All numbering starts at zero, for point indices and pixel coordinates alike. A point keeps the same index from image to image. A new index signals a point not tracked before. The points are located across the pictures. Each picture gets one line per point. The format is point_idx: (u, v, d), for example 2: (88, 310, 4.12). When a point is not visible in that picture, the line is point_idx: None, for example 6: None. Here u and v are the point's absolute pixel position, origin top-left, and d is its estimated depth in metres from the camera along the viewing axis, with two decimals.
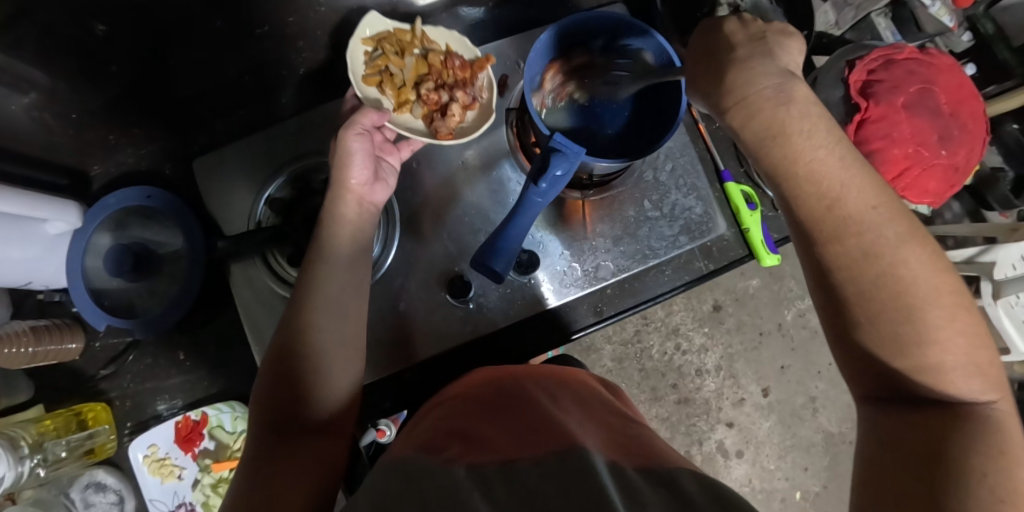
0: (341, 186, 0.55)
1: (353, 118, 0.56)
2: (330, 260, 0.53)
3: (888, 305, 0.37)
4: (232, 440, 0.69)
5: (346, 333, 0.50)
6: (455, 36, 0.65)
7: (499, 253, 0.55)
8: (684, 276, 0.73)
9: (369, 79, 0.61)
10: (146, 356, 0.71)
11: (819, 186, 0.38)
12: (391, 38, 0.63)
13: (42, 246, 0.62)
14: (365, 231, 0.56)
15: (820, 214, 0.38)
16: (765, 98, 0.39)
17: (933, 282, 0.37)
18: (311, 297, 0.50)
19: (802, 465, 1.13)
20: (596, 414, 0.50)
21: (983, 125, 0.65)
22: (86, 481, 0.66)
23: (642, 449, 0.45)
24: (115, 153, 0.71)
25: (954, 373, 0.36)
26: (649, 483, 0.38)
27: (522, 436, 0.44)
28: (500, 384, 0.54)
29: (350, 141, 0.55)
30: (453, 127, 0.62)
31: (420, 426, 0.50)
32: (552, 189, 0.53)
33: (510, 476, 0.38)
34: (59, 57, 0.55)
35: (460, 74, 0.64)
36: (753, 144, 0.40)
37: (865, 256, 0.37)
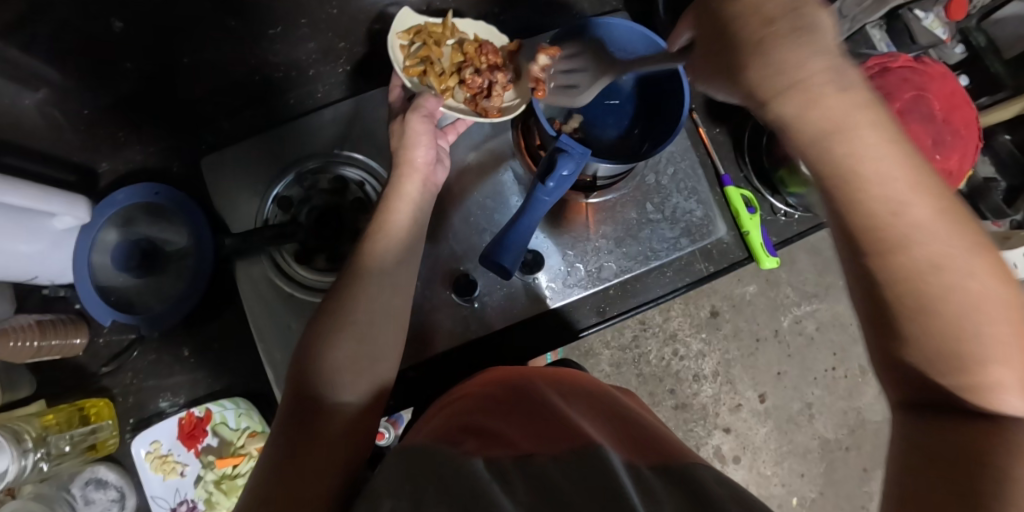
0: (407, 165, 0.56)
1: (416, 101, 0.57)
2: (387, 240, 0.52)
3: (949, 316, 0.35)
4: (234, 437, 0.69)
5: (393, 309, 0.50)
6: (482, 27, 0.67)
7: (506, 249, 0.56)
8: (685, 277, 0.75)
9: (410, 69, 0.62)
10: (150, 352, 0.70)
11: (881, 188, 0.36)
12: (426, 31, 0.63)
13: (49, 241, 0.63)
14: (421, 214, 0.56)
15: (885, 221, 0.36)
16: (816, 85, 0.36)
17: (999, 295, 0.35)
18: (367, 270, 0.50)
19: (798, 471, 1.13)
20: (615, 416, 0.51)
21: (976, 133, 0.66)
22: (87, 477, 0.66)
23: (656, 445, 0.46)
24: (124, 149, 0.72)
25: (1010, 391, 0.34)
26: (664, 479, 0.39)
27: (538, 432, 0.45)
28: (509, 381, 0.55)
29: (416, 123, 0.57)
30: (498, 106, 0.63)
31: (431, 421, 0.50)
32: (558, 189, 0.54)
33: (527, 470, 0.39)
34: (74, 51, 0.56)
35: (494, 57, 0.64)
36: (809, 137, 0.37)
37: (933, 268, 0.35)
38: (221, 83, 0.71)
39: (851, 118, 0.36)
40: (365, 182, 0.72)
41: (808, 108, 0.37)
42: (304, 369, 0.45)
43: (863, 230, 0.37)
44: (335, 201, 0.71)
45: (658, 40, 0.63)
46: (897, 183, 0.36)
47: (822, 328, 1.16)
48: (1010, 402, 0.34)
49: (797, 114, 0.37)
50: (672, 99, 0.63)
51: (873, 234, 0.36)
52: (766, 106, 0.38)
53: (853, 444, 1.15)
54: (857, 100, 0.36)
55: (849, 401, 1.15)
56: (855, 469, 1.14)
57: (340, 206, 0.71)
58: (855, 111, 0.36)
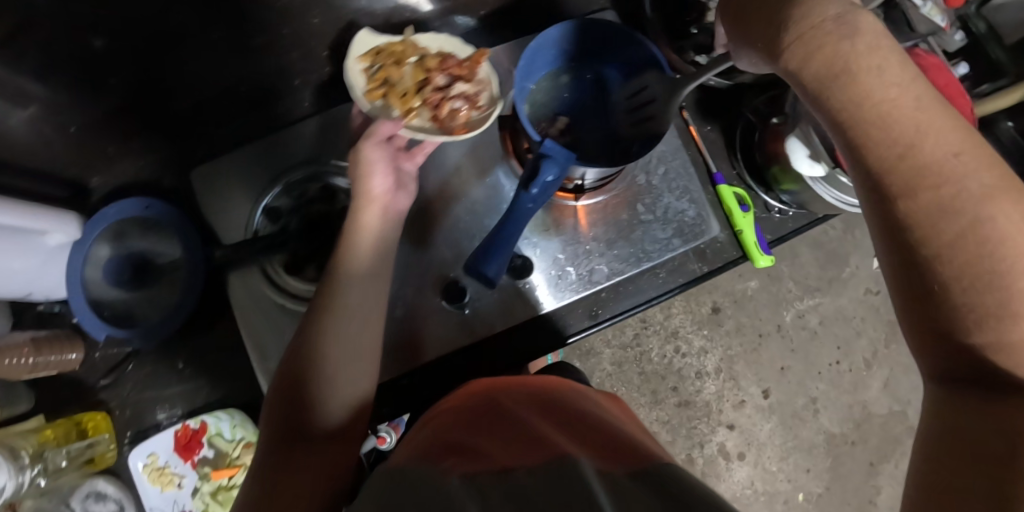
0: (364, 196, 0.55)
1: (371, 127, 0.55)
2: (353, 265, 0.52)
3: (966, 268, 0.32)
4: (230, 448, 0.69)
5: (362, 342, 0.49)
6: (443, 38, 0.65)
7: (493, 257, 0.56)
8: (679, 278, 0.74)
9: (372, 92, 0.60)
10: (145, 365, 0.70)
11: (891, 132, 0.35)
12: (386, 51, 0.62)
13: (42, 258, 0.63)
14: (387, 243, 0.56)
15: (893, 165, 0.34)
16: (828, 29, 0.37)
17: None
18: (331, 305, 0.50)
19: (804, 466, 1.12)
20: (597, 424, 0.51)
21: (971, 125, 0.65)
22: (86, 491, 0.67)
23: (630, 451, 0.46)
24: (115, 162, 0.72)
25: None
26: (640, 483, 0.39)
27: (516, 446, 0.45)
28: (489, 397, 0.55)
29: (369, 151, 0.55)
30: (463, 122, 0.61)
31: (415, 438, 0.50)
32: (544, 193, 0.54)
33: (505, 484, 0.39)
34: (60, 68, 0.56)
35: (459, 70, 0.62)
36: (811, 87, 0.37)
37: (949, 212, 0.32)
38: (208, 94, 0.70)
39: (859, 62, 0.36)
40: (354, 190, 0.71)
41: (812, 59, 0.37)
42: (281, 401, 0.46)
43: (870, 170, 0.35)
44: (324, 210, 0.71)
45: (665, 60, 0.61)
46: (900, 125, 0.35)
47: (825, 322, 1.15)
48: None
49: (802, 64, 0.38)
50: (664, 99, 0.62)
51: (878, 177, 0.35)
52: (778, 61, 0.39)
53: (858, 438, 1.14)
54: (874, 44, 0.36)
55: (853, 395, 1.14)
56: (861, 464, 1.13)
57: (331, 215, 0.71)
58: (861, 55, 0.36)
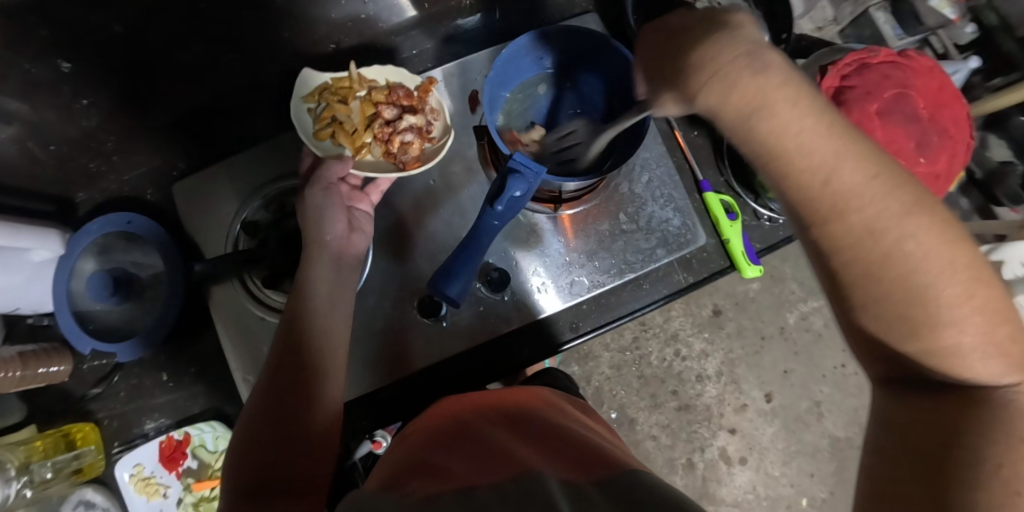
0: (315, 242, 0.55)
1: (319, 172, 0.58)
2: (311, 305, 0.52)
3: (895, 286, 0.33)
4: (213, 459, 0.70)
5: (318, 394, 0.48)
6: (390, 69, 0.64)
7: (454, 279, 0.55)
8: (663, 289, 0.73)
9: (320, 133, 0.61)
10: (131, 377, 0.72)
11: (809, 160, 0.34)
12: (331, 88, 0.61)
13: (28, 272, 0.65)
14: (343, 286, 0.55)
15: (815, 193, 0.34)
16: (734, 68, 0.35)
17: (944, 255, 0.33)
18: (282, 364, 0.49)
19: (808, 471, 1.10)
20: (567, 437, 0.50)
21: (966, 130, 0.63)
22: (76, 500, 0.69)
23: (599, 460, 0.45)
24: (98, 180, 0.73)
25: (972, 357, 0.33)
26: (607, 495, 0.38)
27: (480, 464, 0.44)
28: (457, 416, 0.54)
29: (317, 198, 0.57)
30: (415, 155, 0.62)
31: (384, 463, 0.50)
32: (509, 211, 0.53)
33: (468, 500, 0.38)
34: (38, 92, 0.58)
35: (409, 101, 0.63)
36: (729, 127, 0.36)
37: (870, 234, 0.33)
38: (189, 108, 0.71)
39: (767, 97, 0.34)
40: None
41: (727, 97, 0.35)
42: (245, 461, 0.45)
43: (797, 201, 0.35)
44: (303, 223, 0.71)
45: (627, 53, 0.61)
46: (820, 154, 0.34)
47: (829, 324, 1.12)
48: (976, 369, 0.33)
49: (718, 104, 0.36)
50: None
51: (808, 210, 0.34)
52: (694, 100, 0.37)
53: None
54: (774, 80, 0.34)
55: (860, 399, 1.11)
56: None
57: None
58: (774, 91, 0.34)
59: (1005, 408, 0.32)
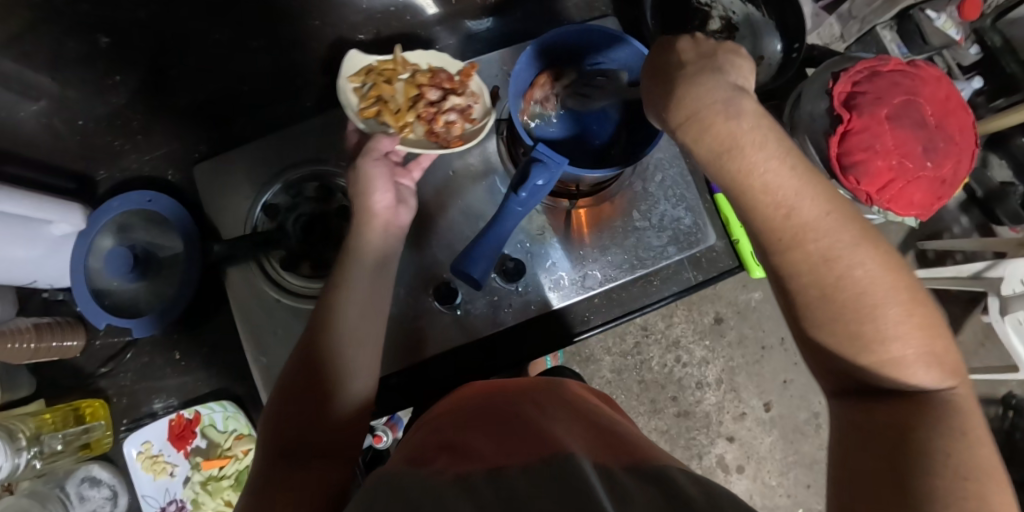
0: (366, 211, 0.55)
1: (369, 144, 0.56)
2: (354, 278, 0.52)
3: (846, 305, 0.35)
4: (222, 439, 0.71)
5: (359, 363, 0.49)
6: (433, 53, 0.65)
7: (475, 260, 0.57)
8: (673, 286, 0.75)
9: (365, 111, 0.61)
10: (143, 354, 0.72)
11: (771, 199, 0.35)
12: (377, 69, 0.62)
13: (46, 247, 0.65)
14: (388, 260, 0.55)
15: (777, 223, 0.35)
16: (715, 112, 0.34)
17: (889, 277, 0.35)
18: (323, 326, 0.49)
19: (804, 481, 1.11)
20: (597, 426, 0.51)
21: (971, 138, 0.65)
22: (82, 476, 0.68)
23: (630, 449, 0.46)
24: (120, 158, 0.74)
25: (915, 365, 0.35)
26: (636, 480, 0.40)
27: (510, 445, 0.45)
28: (488, 400, 0.55)
29: (370, 167, 0.55)
30: (459, 134, 0.61)
31: (411, 440, 0.51)
32: (532, 198, 0.54)
33: (498, 481, 0.40)
34: (70, 67, 0.59)
35: (451, 84, 0.63)
36: (704, 158, 0.36)
37: (824, 262, 0.35)
38: (213, 93, 0.72)
39: (740, 139, 0.34)
40: None
41: (703, 136, 0.35)
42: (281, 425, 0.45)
43: (759, 232, 0.36)
44: (320, 209, 0.71)
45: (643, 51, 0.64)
46: (782, 190, 0.35)
47: None
48: (920, 376, 0.35)
49: (693, 140, 0.35)
50: None
51: (772, 239, 0.36)
52: (675, 133, 0.36)
53: None
54: (749, 122, 0.34)
55: None
56: None
57: (326, 214, 0.71)
58: (744, 133, 0.34)
59: (943, 408, 0.34)
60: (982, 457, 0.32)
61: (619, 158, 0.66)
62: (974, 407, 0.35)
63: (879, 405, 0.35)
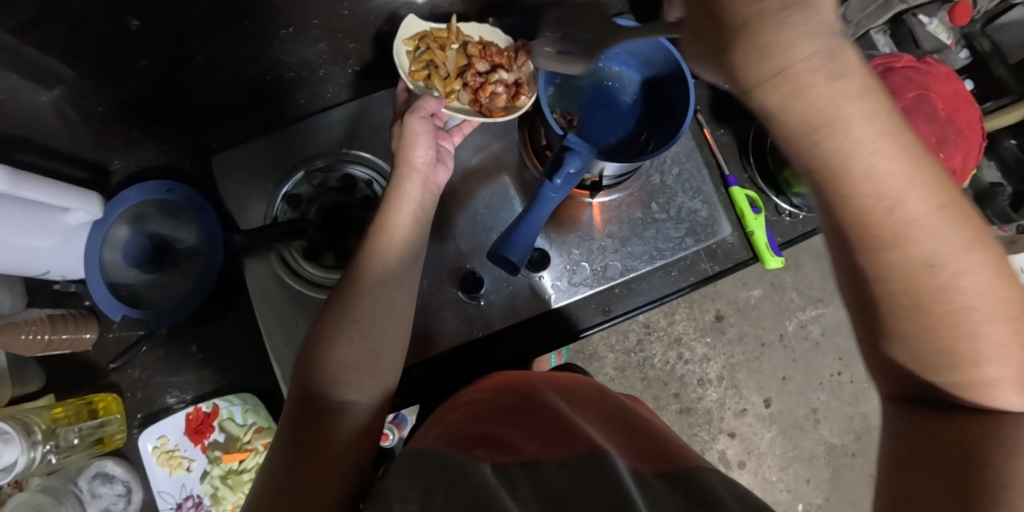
0: (407, 165, 0.56)
1: (416, 103, 0.59)
2: (392, 234, 0.53)
3: (943, 320, 0.34)
4: (241, 432, 0.69)
5: (397, 316, 0.51)
6: (487, 28, 0.66)
7: (515, 245, 0.57)
8: (690, 277, 0.75)
9: (415, 74, 0.62)
10: (158, 348, 0.71)
11: (876, 186, 0.32)
12: (431, 35, 0.64)
13: (63, 235, 0.64)
14: (424, 217, 0.56)
15: (878, 218, 0.33)
16: (802, 72, 0.30)
17: (999, 292, 0.34)
18: (369, 274, 0.51)
19: (804, 477, 1.12)
20: (620, 423, 0.52)
21: (978, 132, 0.67)
22: (94, 472, 0.67)
23: (660, 452, 0.46)
24: (136, 148, 0.73)
25: (1009, 386, 0.34)
26: (670, 489, 0.40)
27: (545, 439, 0.45)
28: (516, 388, 0.55)
29: (415, 124, 0.58)
30: (502, 106, 0.63)
31: (437, 426, 0.51)
32: (566, 185, 0.54)
33: (536, 476, 0.40)
34: (94, 52, 0.58)
35: (500, 58, 0.64)
36: (793, 131, 0.32)
37: (928, 267, 0.33)
38: (233, 83, 0.71)
39: (842, 110, 0.31)
40: (373, 181, 0.72)
41: (790, 100, 0.31)
42: (312, 370, 0.47)
43: (853, 228, 0.34)
44: (343, 200, 0.71)
45: (667, 44, 0.62)
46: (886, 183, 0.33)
47: (827, 333, 1.15)
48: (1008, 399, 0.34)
49: (780, 106, 0.32)
50: (681, 104, 0.63)
51: (864, 236, 0.33)
52: (749, 96, 0.32)
53: (858, 450, 1.14)
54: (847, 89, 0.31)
55: (855, 407, 1.14)
56: (861, 476, 1.13)
57: (348, 206, 0.71)
58: (844, 100, 0.31)
59: None
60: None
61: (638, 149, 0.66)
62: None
63: (954, 423, 0.34)
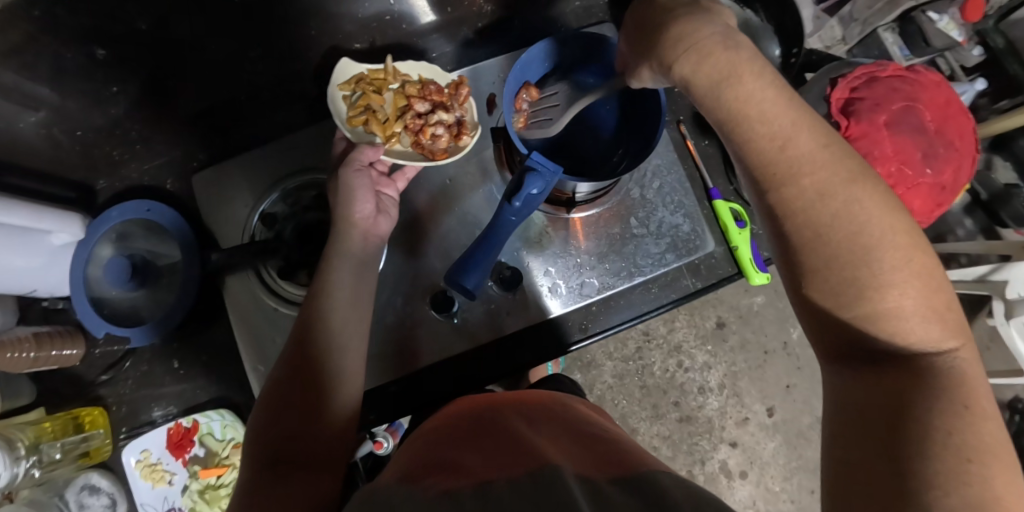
0: (345, 220, 0.56)
1: (353, 154, 0.58)
2: (335, 280, 0.54)
3: (852, 257, 0.35)
4: (219, 447, 0.72)
5: (345, 364, 0.51)
6: (424, 65, 0.66)
7: (470, 272, 0.59)
8: (671, 293, 0.74)
9: (354, 119, 0.62)
10: (142, 363, 0.72)
11: (768, 126, 0.37)
12: (367, 79, 0.63)
13: (47, 255, 0.66)
14: (368, 262, 0.57)
15: (773, 155, 0.37)
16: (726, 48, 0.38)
17: (896, 233, 0.36)
18: (309, 329, 0.51)
19: (808, 487, 1.10)
20: (582, 434, 0.49)
21: (971, 143, 0.65)
22: (81, 484, 0.70)
23: (621, 460, 0.43)
24: (120, 168, 0.75)
25: (910, 316, 0.35)
26: (624, 493, 0.36)
27: (499, 459, 0.43)
28: (477, 414, 0.54)
29: (351, 177, 0.57)
30: (444, 147, 0.63)
31: (405, 454, 0.50)
32: (526, 207, 0.54)
33: (485, 492, 0.37)
34: (68, 79, 0.60)
35: (439, 97, 0.64)
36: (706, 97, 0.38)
37: (822, 196, 0.36)
38: (214, 101, 0.73)
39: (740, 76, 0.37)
40: None
41: (702, 64, 0.38)
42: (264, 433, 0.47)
43: (768, 177, 0.38)
44: (318, 217, 0.72)
45: None
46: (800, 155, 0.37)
47: None
48: (914, 331, 0.35)
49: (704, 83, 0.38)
50: (651, 125, 0.62)
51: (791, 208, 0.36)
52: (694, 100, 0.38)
53: None
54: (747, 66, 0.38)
55: None
56: None
57: (324, 222, 0.72)
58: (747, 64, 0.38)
59: (947, 373, 0.33)
60: (989, 431, 0.31)
61: (600, 165, 0.67)
62: (979, 371, 0.34)
63: (877, 370, 0.35)
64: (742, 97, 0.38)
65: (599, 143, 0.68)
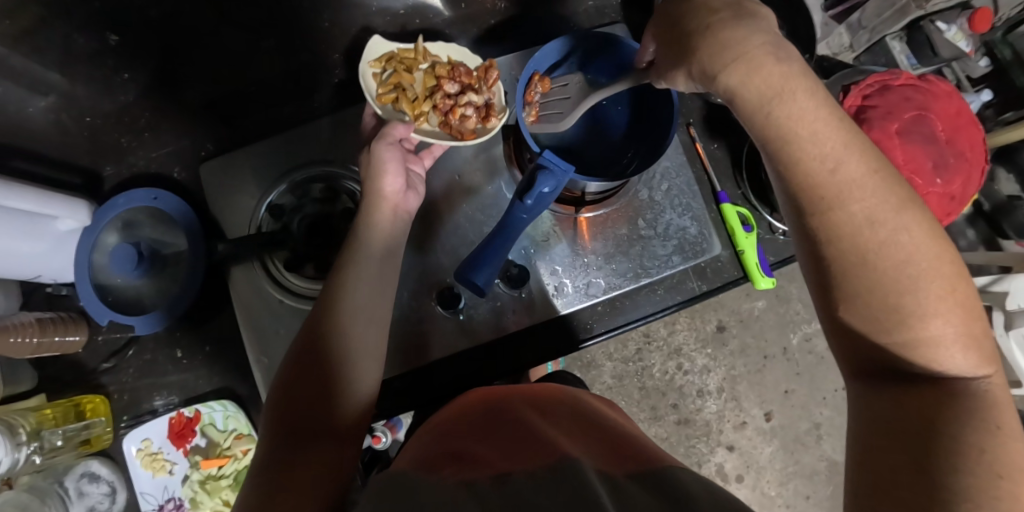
0: (377, 194, 0.56)
1: (382, 130, 0.58)
2: (360, 257, 0.53)
3: (890, 280, 0.36)
4: (221, 437, 0.72)
5: (369, 340, 0.51)
6: (453, 47, 0.66)
7: (480, 269, 0.59)
8: (676, 296, 0.74)
9: (383, 97, 0.61)
10: (145, 352, 0.72)
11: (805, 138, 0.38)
12: (397, 57, 0.63)
13: (53, 241, 0.65)
14: (396, 245, 0.57)
15: (823, 178, 0.38)
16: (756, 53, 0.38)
17: (930, 253, 0.36)
18: (336, 302, 0.51)
19: (804, 492, 1.10)
20: (600, 429, 0.49)
21: (982, 153, 0.65)
22: (81, 471, 0.69)
23: (637, 457, 0.42)
24: (127, 155, 0.73)
25: (951, 345, 0.35)
26: (642, 485, 0.37)
27: (518, 451, 0.43)
28: (494, 405, 0.53)
29: (382, 151, 0.57)
30: (472, 128, 0.62)
31: (416, 445, 0.50)
32: (537, 206, 0.54)
33: (504, 486, 0.37)
34: (78, 64, 0.60)
35: (468, 78, 0.63)
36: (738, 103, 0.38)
37: (869, 224, 0.37)
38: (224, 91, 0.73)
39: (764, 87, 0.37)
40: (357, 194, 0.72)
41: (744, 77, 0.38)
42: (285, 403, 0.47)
43: (801, 188, 0.38)
44: (324, 211, 0.72)
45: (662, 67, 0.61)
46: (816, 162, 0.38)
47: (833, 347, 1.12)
48: (950, 357, 0.35)
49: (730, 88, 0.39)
50: (664, 126, 0.61)
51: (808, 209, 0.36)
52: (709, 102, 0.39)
53: None
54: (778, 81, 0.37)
55: None
56: None
57: (331, 216, 0.72)
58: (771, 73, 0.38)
59: (979, 398, 0.34)
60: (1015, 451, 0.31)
61: (617, 166, 0.67)
62: (1009, 399, 0.35)
63: (913, 388, 0.34)
64: (758, 102, 0.39)
65: (611, 144, 0.68)
